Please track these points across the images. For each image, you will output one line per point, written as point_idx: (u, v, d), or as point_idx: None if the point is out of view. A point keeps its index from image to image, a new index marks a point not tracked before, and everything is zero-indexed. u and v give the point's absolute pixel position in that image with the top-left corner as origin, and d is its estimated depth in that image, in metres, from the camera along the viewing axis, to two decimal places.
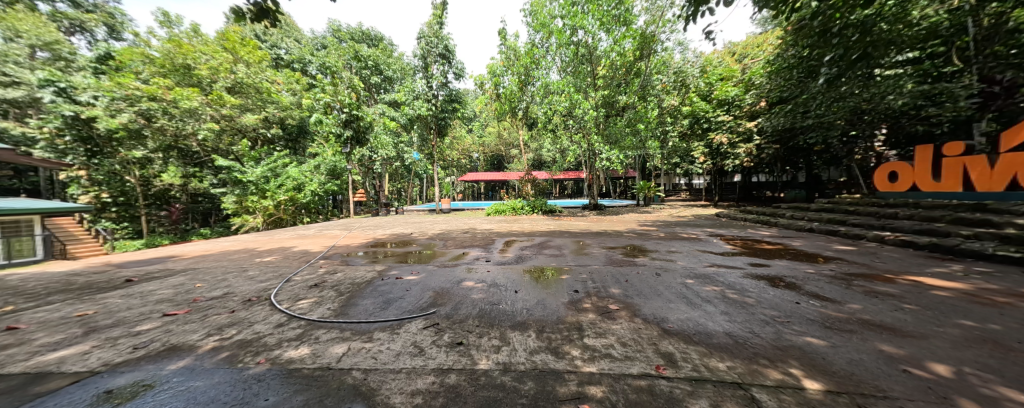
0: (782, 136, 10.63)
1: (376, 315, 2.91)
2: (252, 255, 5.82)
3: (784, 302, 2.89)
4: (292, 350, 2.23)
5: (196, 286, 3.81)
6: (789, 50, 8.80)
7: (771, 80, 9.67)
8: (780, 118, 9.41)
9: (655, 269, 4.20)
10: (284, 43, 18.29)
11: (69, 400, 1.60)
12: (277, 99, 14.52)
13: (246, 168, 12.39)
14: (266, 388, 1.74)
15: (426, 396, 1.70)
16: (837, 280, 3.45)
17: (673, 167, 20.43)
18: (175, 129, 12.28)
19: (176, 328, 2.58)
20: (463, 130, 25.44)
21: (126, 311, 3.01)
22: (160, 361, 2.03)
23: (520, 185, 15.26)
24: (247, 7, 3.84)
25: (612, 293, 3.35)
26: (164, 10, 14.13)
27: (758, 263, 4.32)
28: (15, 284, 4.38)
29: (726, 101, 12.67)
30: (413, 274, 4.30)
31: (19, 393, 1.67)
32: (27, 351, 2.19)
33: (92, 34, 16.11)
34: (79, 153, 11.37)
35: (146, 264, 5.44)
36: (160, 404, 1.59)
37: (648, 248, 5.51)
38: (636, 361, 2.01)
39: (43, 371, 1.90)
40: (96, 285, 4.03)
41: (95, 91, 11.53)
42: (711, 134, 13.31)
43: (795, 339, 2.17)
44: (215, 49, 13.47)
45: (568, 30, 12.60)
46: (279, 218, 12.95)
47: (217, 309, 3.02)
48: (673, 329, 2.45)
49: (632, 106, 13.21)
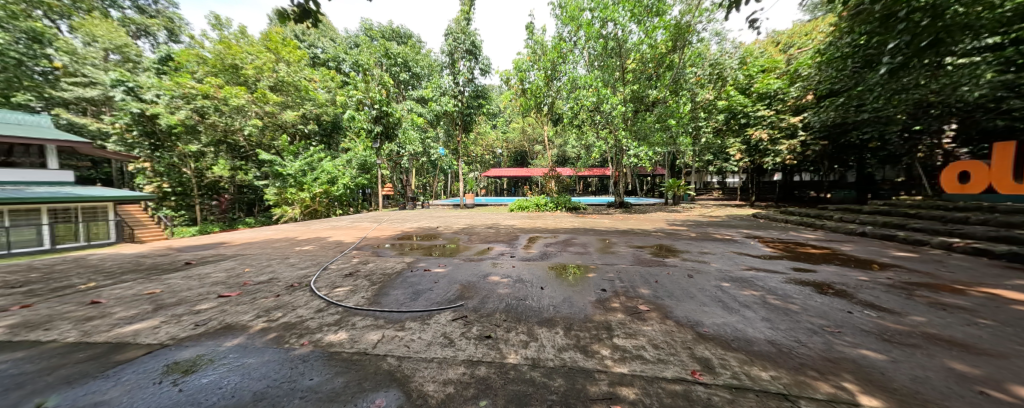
0: (831, 132, 9.75)
1: (406, 305, 3.00)
2: (291, 244, 6.20)
3: (834, 310, 2.68)
4: (332, 334, 2.35)
5: (245, 270, 4.13)
6: (844, 38, 7.59)
7: (822, 70, 8.70)
8: (829, 113, 8.56)
9: (686, 270, 4.03)
10: (321, 42, 19.21)
11: (143, 369, 1.78)
12: (314, 97, 15.29)
13: (286, 163, 13.40)
14: (310, 368, 1.86)
15: (458, 386, 1.75)
16: (896, 290, 3.16)
17: (706, 164, 19.49)
18: (225, 125, 13.19)
19: (229, 308, 2.79)
20: (487, 125, 25.79)
21: (187, 291, 3.29)
22: (217, 338, 2.21)
23: (544, 181, 15.13)
24: (291, 8, 4.03)
25: (641, 294, 3.26)
26: (215, 14, 15.24)
27: (802, 268, 4.03)
28: (96, 263, 4.97)
29: (767, 95, 11.72)
30: (440, 267, 4.40)
31: (104, 360, 1.88)
32: (109, 323, 2.46)
33: (154, 38, 17.78)
34: (144, 147, 12.68)
35: (200, 249, 5.97)
36: (218, 378, 1.73)
37: (678, 249, 5.31)
38: (669, 364, 1.95)
39: (122, 341, 2.14)
40: (161, 267, 4.48)
41: (158, 90, 12.61)
42: (751, 129, 12.37)
43: (847, 351, 2.01)
44: (259, 50, 14.42)
45: (597, 23, 12.10)
46: (315, 210, 13.71)
47: (264, 293, 3.25)
48: (708, 333, 2.35)
49: (663, 101, 12.76)
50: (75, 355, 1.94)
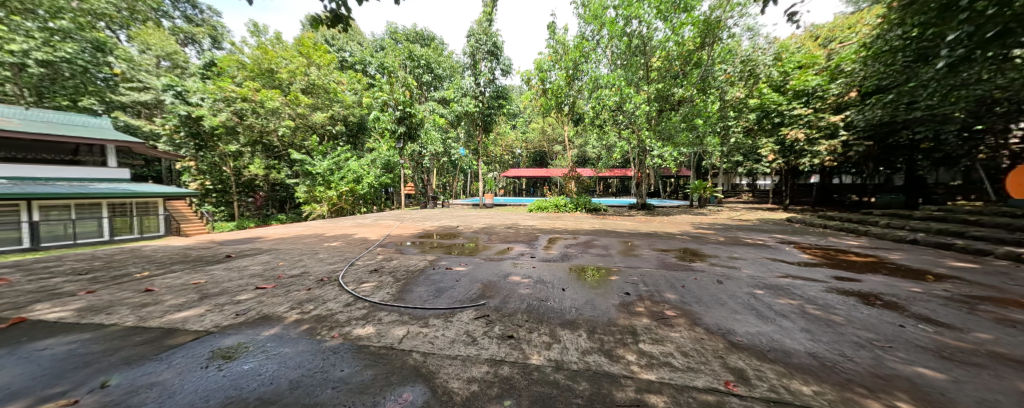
0: (878, 132, 9.10)
1: (429, 302, 3.06)
2: (320, 240, 6.47)
3: (883, 324, 2.48)
4: (360, 328, 2.43)
5: (279, 264, 4.35)
6: (894, 31, 6.96)
7: (868, 66, 8.10)
8: (876, 111, 7.97)
9: (715, 276, 3.87)
10: (349, 46, 19.99)
11: (191, 354, 1.91)
12: (342, 98, 15.88)
13: (315, 162, 14.05)
14: (340, 360, 1.93)
15: (482, 385, 1.76)
16: (955, 303, 2.89)
17: (734, 166, 18.65)
18: (261, 127, 13.98)
19: (266, 300, 2.94)
20: (507, 126, 25.89)
21: (229, 282, 3.51)
22: (256, 327, 2.34)
23: (564, 182, 14.99)
24: (324, 14, 4.20)
25: (667, 298, 3.16)
26: (254, 21, 16.17)
27: (845, 278, 3.76)
28: (150, 253, 5.40)
29: (805, 92, 11.18)
30: (461, 265, 4.46)
31: (157, 344, 2.03)
32: (161, 310, 2.66)
33: (200, 45, 19.15)
34: (190, 147, 13.76)
35: (239, 243, 6.36)
36: (257, 366, 1.82)
37: (705, 253, 5.11)
38: (700, 373, 1.88)
39: (173, 327, 2.30)
40: (205, 258, 4.81)
41: (202, 94, 13.53)
42: (785, 129, 11.71)
43: (900, 368, 1.85)
44: (293, 54, 15.16)
45: (621, 20, 11.83)
46: (341, 207, 14.26)
47: (297, 286, 3.40)
48: (742, 343, 2.23)
49: (689, 100, 12.36)
50: (132, 338, 2.10)
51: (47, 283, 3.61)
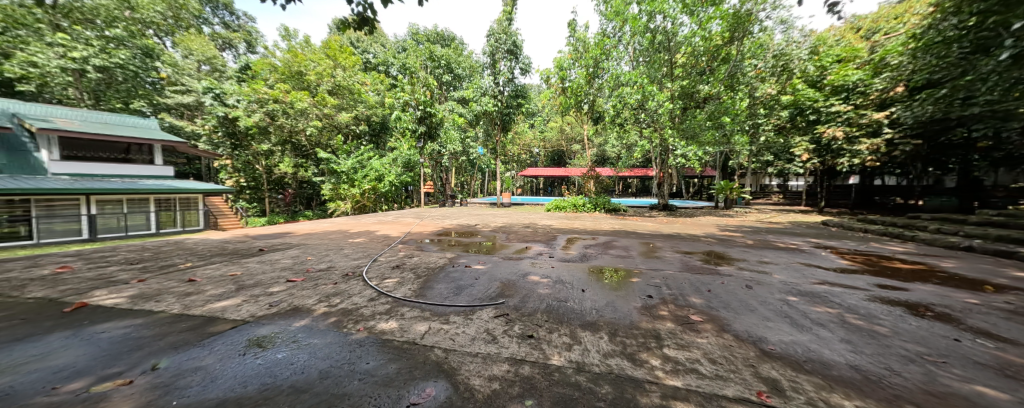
0: (927, 130, 8.44)
1: (449, 300, 3.10)
2: (345, 236, 6.71)
3: (935, 337, 2.29)
4: (384, 323, 2.49)
5: (307, 258, 4.55)
6: (949, 20, 6.43)
7: (918, 59, 7.50)
8: (926, 108, 7.41)
9: (744, 281, 3.70)
10: (372, 48, 20.58)
11: (230, 341, 2.02)
12: (365, 99, 16.39)
13: (340, 160, 14.59)
14: (366, 353, 1.99)
15: (503, 383, 1.76)
16: (1020, 318, 2.62)
17: (764, 165, 17.78)
18: (290, 126, 14.62)
19: (296, 292, 3.08)
20: (525, 125, 25.86)
21: (262, 274, 3.70)
22: (288, 318, 2.45)
23: (583, 181, 14.81)
24: (351, 17, 4.34)
25: (692, 302, 3.05)
26: (285, 26, 16.95)
27: (890, 286, 3.50)
28: (192, 246, 5.80)
29: (845, 88, 10.52)
30: (480, 264, 4.50)
31: (200, 331, 2.17)
32: (203, 299, 2.84)
33: (236, 50, 20.30)
34: (226, 146, 14.54)
35: (271, 238, 6.70)
36: (289, 355, 1.91)
37: (732, 257, 4.90)
38: (730, 382, 1.80)
39: (214, 316, 2.45)
40: (241, 251, 5.10)
41: (238, 96, 14.30)
42: (820, 127, 11.07)
43: (956, 386, 1.70)
44: (320, 57, 15.79)
45: (644, 16, 11.47)
46: (363, 205, 14.69)
47: (324, 280, 3.54)
48: (775, 351, 2.13)
49: (716, 97, 11.90)
50: (179, 324, 2.26)
51: (105, 271, 3.95)
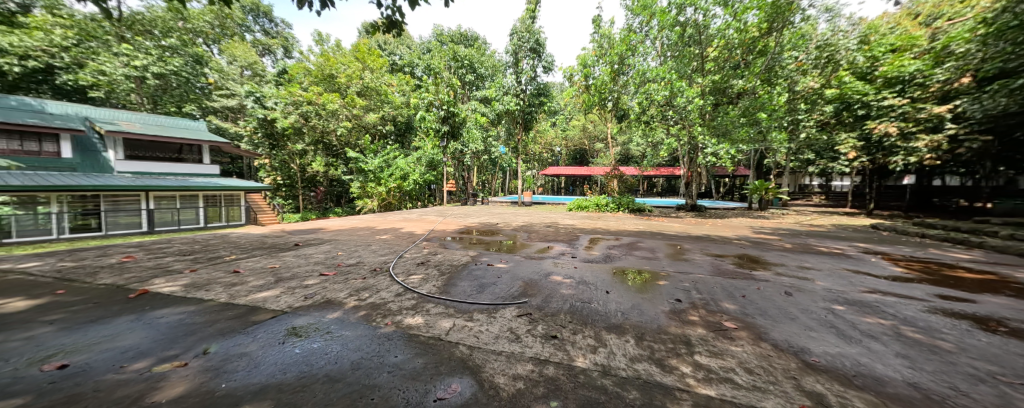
0: (999, 125, 7.56)
1: (473, 297, 3.13)
2: (372, 233, 6.96)
3: (1011, 356, 2.04)
4: (410, 318, 2.56)
5: (338, 253, 4.76)
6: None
7: (989, 46, 6.73)
8: (998, 100, 6.63)
9: (782, 287, 3.48)
10: (398, 50, 21.16)
11: (271, 330, 2.15)
12: (392, 100, 16.96)
13: (368, 160, 15.16)
14: (394, 346, 2.05)
15: (528, 383, 1.75)
16: None
17: (803, 164, 16.64)
18: (322, 127, 15.34)
19: (329, 285, 3.23)
20: (546, 124, 25.67)
21: (298, 267, 3.92)
22: (321, 310, 2.57)
23: (605, 181, 14.53)
24: (381, 20, 4.48)
25: (724, 308, 2.91)
26: (318, 31, 17.78)
27: (954, 297, 3.17)
28: (235, 239, 6.25)
29: (900, 79, 9.76)
30: (502, 262, 4.51)
31: (245, 319, 2.32)
32: (246, 289, 3.05)
33: (274, 55, 21.56)
34: (265, 146, 15.30)
35: (305, 233, 7.07)
36: (324, 346, 2.00)
37: (768, 261, 4.62)
38: (769, 394, 1.69)
39: (256, 305, 2.61)
40: (278, 245, 5.43)
41: (275, 99, 15.15)
42: (870, 122, 10.22)
43: None
44: (350, 60, 16.49)
45: (674, 9, 11.01)
46: (389, 202, 15.18)
47: (354, 274, 3.68)
48: (819, 364, 1.98)
49: (751, 92, 11.27)
50: (226, 312, 2.43)
51: (163, 261, 4.35)
